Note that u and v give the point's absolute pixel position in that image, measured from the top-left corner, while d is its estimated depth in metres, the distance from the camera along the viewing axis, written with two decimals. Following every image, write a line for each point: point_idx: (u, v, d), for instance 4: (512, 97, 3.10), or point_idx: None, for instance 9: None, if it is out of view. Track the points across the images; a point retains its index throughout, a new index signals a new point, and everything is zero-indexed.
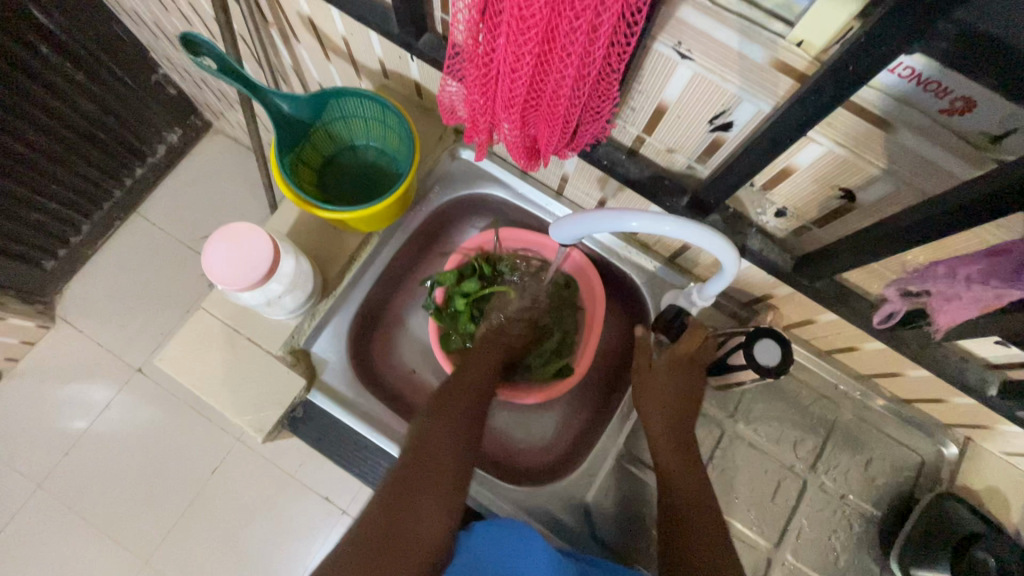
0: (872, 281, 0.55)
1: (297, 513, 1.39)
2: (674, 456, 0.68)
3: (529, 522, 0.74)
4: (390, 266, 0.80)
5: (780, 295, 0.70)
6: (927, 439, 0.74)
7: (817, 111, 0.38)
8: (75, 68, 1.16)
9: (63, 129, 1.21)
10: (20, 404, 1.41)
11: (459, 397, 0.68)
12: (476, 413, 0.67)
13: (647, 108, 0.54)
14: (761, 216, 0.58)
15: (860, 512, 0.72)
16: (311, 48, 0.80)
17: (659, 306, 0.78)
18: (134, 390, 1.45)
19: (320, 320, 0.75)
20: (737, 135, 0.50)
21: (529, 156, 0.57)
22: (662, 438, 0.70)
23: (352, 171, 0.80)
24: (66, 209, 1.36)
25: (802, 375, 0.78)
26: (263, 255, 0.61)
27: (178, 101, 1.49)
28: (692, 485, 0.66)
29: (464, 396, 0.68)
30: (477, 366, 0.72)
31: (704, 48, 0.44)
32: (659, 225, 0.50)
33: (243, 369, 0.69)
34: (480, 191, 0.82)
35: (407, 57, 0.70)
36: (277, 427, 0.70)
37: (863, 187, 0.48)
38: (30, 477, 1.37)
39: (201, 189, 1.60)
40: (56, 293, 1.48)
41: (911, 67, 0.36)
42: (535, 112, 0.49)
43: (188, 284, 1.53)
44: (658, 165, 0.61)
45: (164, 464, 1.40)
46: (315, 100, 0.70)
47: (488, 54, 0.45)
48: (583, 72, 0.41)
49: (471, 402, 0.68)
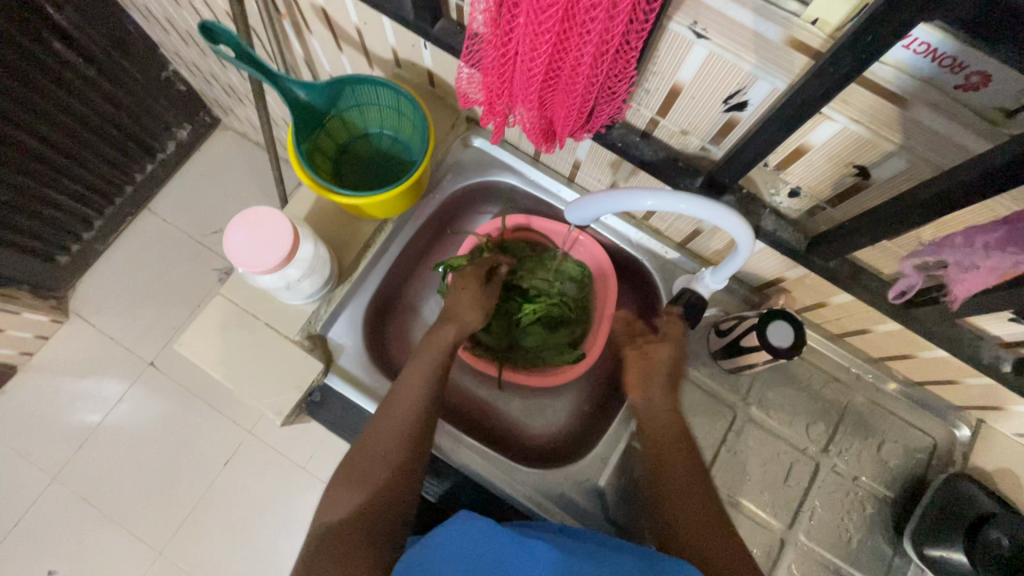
0: (886, 260, 0.56)
1: (308, 504, 1.41)
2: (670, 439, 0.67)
3: (544, 505, 0.75)
4: (405, 253, 0.80)
5: (792, 279, 0.71)
6: (939, 421, 0.75)
7: (835, 84, 0.39)
8: (87, 64, 1.17)
9: (75, 124, 1.22)
10: (34, 398, 1.43)
11: (379, 442, 0.63)
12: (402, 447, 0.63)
13: (662, 89, 0.54)
14: (775, 196, 0.59)
15: (873, 494, 0.73)
16: (324, 38, 0.80)
17: (671, 291, 0.79)
18: (147, 384, 1.46)
19: (336, 306, 0.76)
20: (751, 115, 0.51)
21: (545, 138, 0.58)
22: (664, 424, 0.69)
23: (366, 159, 0.82)
24: (79, 205, 1.38)
25: (813, 359, 0.78)
26: (283, 239, 0.62)
27: (187, 97, 1.50)
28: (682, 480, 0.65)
29: (385, 442, 0.63)
30: (402, 398, 0.66)
31: (720, 26, 0.44)
32: (673, 203, 0.52)
33: (263, 354, 0.71)
34: (492, 178, 0.83)
35: (420, 45, 0.71)
36: (295, 411, 0.71)
37: (878, 165, 0.48)
38: (45, 470, 1.39)
39: (211, 184, 1.62)
40: (70, 288, 1.49)
41: (925, 43, 0.37)
42: (552, 93, 0.50)
43: (199, 279, 1.55)
44: (672, 148, 0.61)
45: (177, 455, 1.42)
46: (330, 88, 0.71)
47: (507, 34, 0.45)
48: (601, 50, 0.42)
49: (389, 440, 0.63)
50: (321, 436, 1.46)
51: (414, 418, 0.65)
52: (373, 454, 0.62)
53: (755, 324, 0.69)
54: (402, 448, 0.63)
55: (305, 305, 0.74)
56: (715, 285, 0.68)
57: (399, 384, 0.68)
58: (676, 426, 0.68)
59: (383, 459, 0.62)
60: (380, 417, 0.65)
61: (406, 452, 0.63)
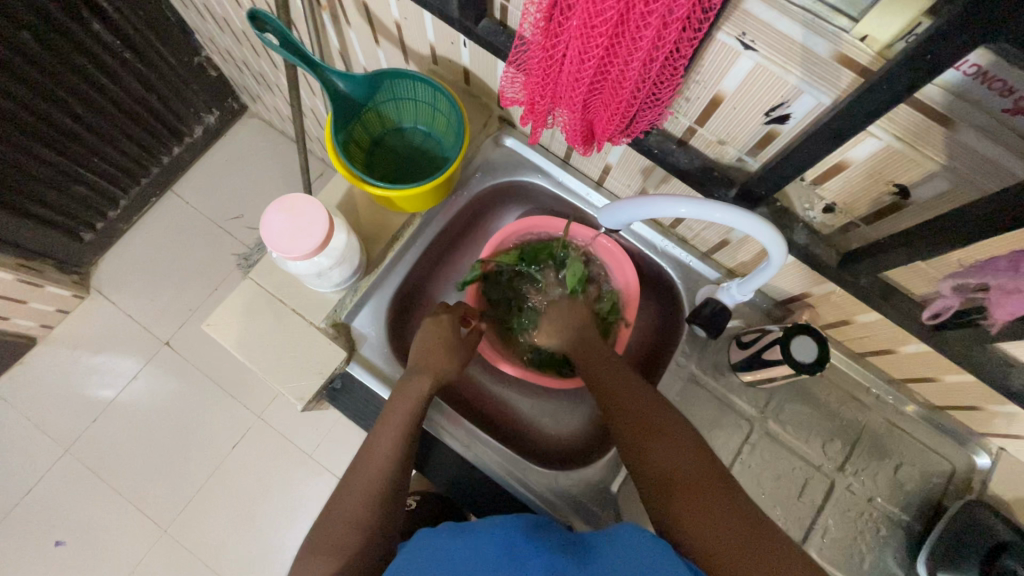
0: (919, 280, 0.55)
1: (312, 491, 1.42)
2: (681, 481, 0.56)
3: (556, 505, 0.75)
4: (431, 247, 0.81)
5: (818, 295, 0.71)
6: (957, 447, 0.74)
7: (886, 101, 0.39)
8: (124, 46, 1.19)
9: (107, 103, 1.24)
10: (50, 370, 1.45)
11: (351, 493, 0.61)
12: (365, 501, 0.60)
13: (703, 98, 0.54)
14: (808, 211, 0.59)
15: (887, 515, 0.72)
16: (362, 31, 0.82)
17: (694, 300, 0.79)
18: (161, 363, 1.48)
19: (361, 295, 0.77)
20: (792, 129, 0.51)
21: (584, 140, 0.58)
22: (667, 463, 0.59)
23: (399, 152, 0.83)
24: (106, 183, 1.40)
25: (832, 377, 0.78)
26: (318, 229, 0.64)
27: (217, 84, 1.52)
28: (650, 447, 0.60)
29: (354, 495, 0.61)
30: (376, 450, 0.64)
31: (770, 39, 0.44)
32: (707, 212, 0.52)
33: (288, 339, 0.72)
34: (521, 178, 0.83)
35: (459, 43, 0.72)
36: (316, 397, 0.73)
37: (918, 184, 0.48)
38: (58, 441, 1.41)
39: (235, 170, 1.64)
40: (92, 265, 1.52)
41: (976, 65, 0.37)
42: (595, 97, 0.50)
43: (219, 262, 1.57)
44: (708, 157, 0.61)
45: (187, 436, 1.44)
46: (369, 80, 0.72)
47: (555, 36, 0.46)
48: (651, 56, 0.42)
49: (353, 504, 0.60)
50: (330, 424, 1.47)
51: (388, 477, 0.62)
52: (347, 510, 0.60)
53: (778, 336, 0.69)
54: (364, 510, 0.60)
55: (331, 293, 0.75)
56: (741, 296, 0.69)
57: (371, 439, 0.65)
58: (693, 467, 0.58)
59: (348, 520, 0.59)
60: (354, 470, 0.63)
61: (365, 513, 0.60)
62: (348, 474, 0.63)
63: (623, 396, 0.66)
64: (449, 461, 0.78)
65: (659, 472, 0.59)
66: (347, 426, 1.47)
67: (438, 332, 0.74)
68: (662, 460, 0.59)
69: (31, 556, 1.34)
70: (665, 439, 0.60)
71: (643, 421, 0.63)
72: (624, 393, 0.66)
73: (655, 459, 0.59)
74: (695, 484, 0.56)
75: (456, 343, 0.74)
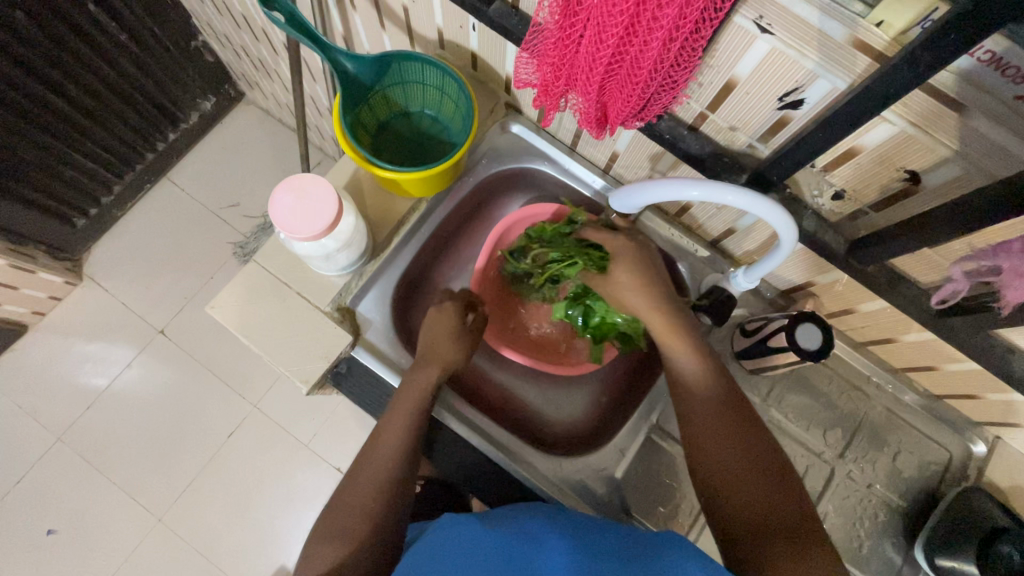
0: (925, 267, 0.56)
1: (309, 481, 1.41)
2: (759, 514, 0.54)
3: (562, 491, 0.75)
4: (436, 233, 0.81)
5: (822, 284, 0.72)
6: (955, 435, 0.75)
7: (905, 85, 0.39)
8: (120, 28, 1.17)
9: (102, 86, 1.22)
10: (41, 358, 1.43)
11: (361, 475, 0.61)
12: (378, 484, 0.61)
13: (716, 83, 0.54)
14: (817, 198, 0.60)
15: (886, 502, 0.74)
16: (367, 15, 0.81)
17: (699, 287, 0.79)
18: (156, 352, 1.47)
19: (367, 280, 0.77)
20: (806, 114, 0.51)
21: (597, 124, 0.58)
22: (744, 493, 0.56)
23: (405, 136, 0.82)
24: (100, 167, 1.38)
25: (833, 365, 0.79)
26: (326, 211, 0.63)
27: (214, 69, 1.50)
28: (729, 473, 0.57)
29: (364, 482, 0.61)
30: (386, 438, 0.64)
31: (787, 22, 0.44)
32: (719, 195, 0.52)
33: (293, 322, 0.72)
34: (528, 165, 0.83)
35: (467, 27, 0.71)
36: (320, 381, 0.72)
37: (929, 170, 0.49)
38: (51, 430, 1.39)
39: (231, 158, 1.62)
40: (84, 251, 1.50)
41: (990, 51, 0.37)
42: (611, 79, 0.50)
43: (215, 251, 1.55)
44: (718, 144, 0.62)
45: (182, 425, 1.43)
46: (378, 62, 0.71)
47: (573, 16, 0.45)
48: (671, 36, 0.42)
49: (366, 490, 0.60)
50: (327, 413, 1.46)
51: (398, 466, 0.62)
52: (357, 493, 0.60)
53: (782, 324, 0.69)
54: (372, 495, 0.60)
55: (336, 277, 0.75)
56: (747, 284, 0.69)
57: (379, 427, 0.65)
58: (772, 506, 0.54)
59: (365, 504, 0.59)
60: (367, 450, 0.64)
61: (372, 497, 0.60)
62: (359, 460, 0.63)
63: (707, 413, 0.62)
64: (453, 447, 0.77)
65: (734, 501, 0.56)
66: (345, 416, 1.46)
67: (442, 322, 0.73)
68: (739, 488, 0.56)
69: (23, 545, 1.33)
70: (741, 466, 0.57)
71: (720, 443, 0.59)
72: (704, 409, 0.62)
73: (733, 486, 0.57)
74: (772, 517, 0.53)
75: (460, 331, 0.73)
